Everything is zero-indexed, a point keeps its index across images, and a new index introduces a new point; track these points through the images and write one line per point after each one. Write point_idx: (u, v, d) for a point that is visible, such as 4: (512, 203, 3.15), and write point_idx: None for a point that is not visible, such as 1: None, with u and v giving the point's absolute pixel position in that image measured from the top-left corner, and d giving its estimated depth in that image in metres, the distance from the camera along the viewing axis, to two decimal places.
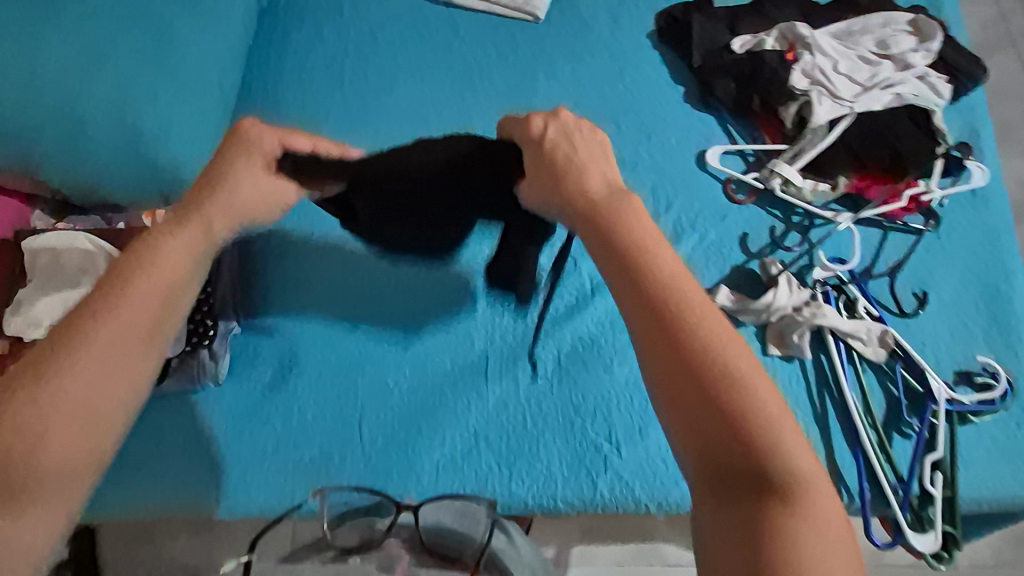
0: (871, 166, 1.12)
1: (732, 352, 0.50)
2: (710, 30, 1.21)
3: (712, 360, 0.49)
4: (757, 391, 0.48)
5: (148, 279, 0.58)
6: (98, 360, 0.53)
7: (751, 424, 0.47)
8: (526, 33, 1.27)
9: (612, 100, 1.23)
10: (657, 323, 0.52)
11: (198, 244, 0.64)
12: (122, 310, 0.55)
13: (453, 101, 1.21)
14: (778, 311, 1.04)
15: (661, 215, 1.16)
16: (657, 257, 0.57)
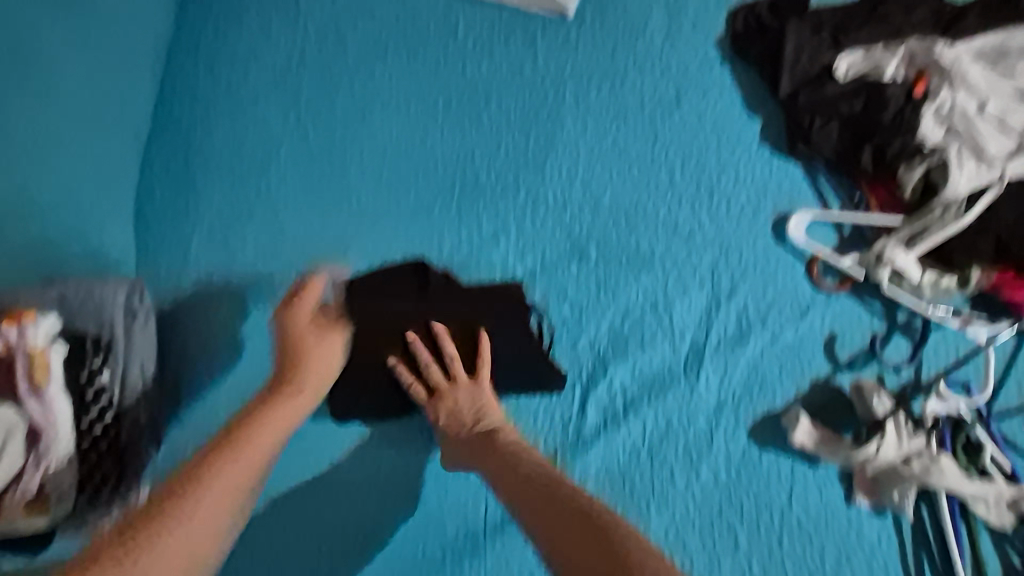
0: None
1: (581, 515, 0.60)
2: (807, 45, 0.88)
3: (578, 519, 0.60)
4: (618, 539, 0.56)
5: (258, 443, 0.69)
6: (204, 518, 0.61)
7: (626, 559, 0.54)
8: (550, 37, 0.93)
9: (664, 137, 0.91)
10: (526, 496, 0.64)
11: (296, 416, 0.74)
12: (239, 465, 0.66)
13: (449, 136, 0.90)
14: (878, 462, 0.79)
15: (721, 303, 0.87)
16: (505, 434, 0.73)
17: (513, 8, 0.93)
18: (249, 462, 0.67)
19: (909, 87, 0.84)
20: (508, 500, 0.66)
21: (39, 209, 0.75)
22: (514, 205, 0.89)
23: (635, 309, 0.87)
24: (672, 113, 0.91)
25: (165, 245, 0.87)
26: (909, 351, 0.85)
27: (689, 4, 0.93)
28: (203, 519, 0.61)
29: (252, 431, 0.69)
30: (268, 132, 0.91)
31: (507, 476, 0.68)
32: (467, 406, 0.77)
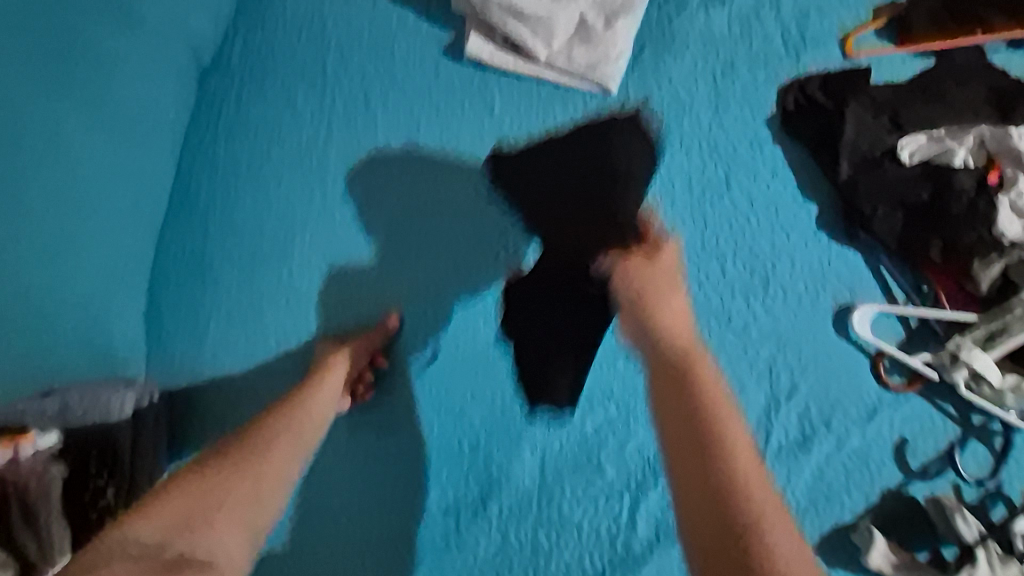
0: None
1: (736, 462, 0.55)
2: (867, 127, 0.83)
3: (722, 467, 0.54)
4: (749, 506, 0.52)
5: (258, 467, 0.67)
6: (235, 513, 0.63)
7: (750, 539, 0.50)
8: (590, 115, 0.88)
9: (714, 220, 0.85)
10: (680, 404, 0.59)
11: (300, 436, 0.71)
12: (272, 453, 0.68)
13: (484, 220, 0.85)
14: None
15: (779, 403, 0.80)
16: (704, 363, 0.63)
17: (552, 87, 0.89)
18: (271, 472, 0.67)
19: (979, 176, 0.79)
20: (656, 393, 0.61)
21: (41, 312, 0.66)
22: (557, 296, 0.82)
23: None
24: (721, 197, 0.85)
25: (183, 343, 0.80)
26: (985, 461, 0.78)
27: (736, 79, 0.88)
28: (230, 526, 0.62)
29: (266, 455, 0.68)
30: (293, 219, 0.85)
31: (665, 369, 0.62)
32: (663, 313, 0.66)
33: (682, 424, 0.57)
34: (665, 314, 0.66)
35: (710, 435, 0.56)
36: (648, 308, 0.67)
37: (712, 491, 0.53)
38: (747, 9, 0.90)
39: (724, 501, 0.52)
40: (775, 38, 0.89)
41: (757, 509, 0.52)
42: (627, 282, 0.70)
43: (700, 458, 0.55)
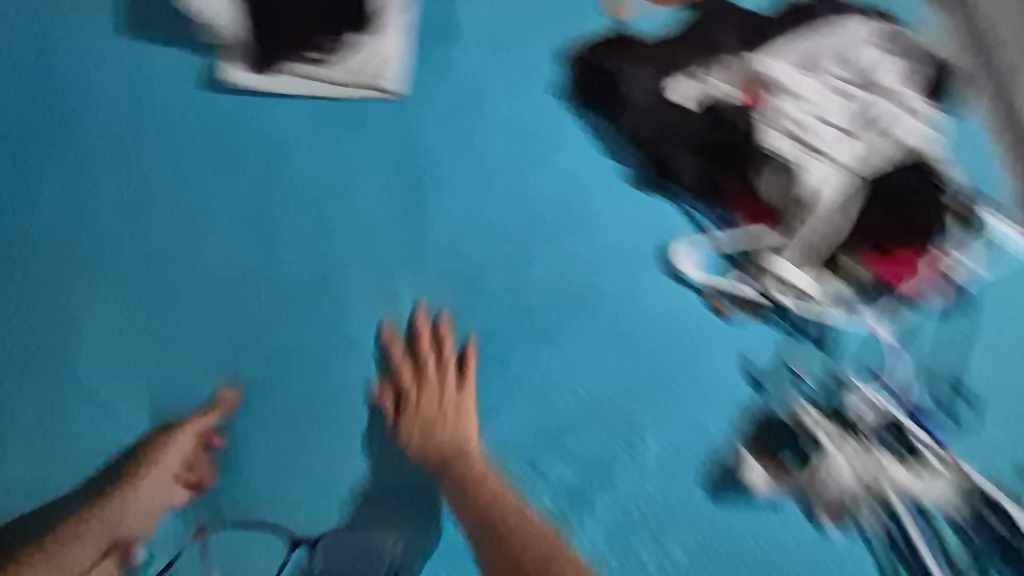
0: (892, 245, 0.85)
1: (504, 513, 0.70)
2: (642, 80, 0.88)
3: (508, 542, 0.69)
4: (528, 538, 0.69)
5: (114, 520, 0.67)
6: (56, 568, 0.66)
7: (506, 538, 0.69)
8: (379, 119, 0.82)
9: (532, 199, 0.84)
10: (458, 487, 0.71)
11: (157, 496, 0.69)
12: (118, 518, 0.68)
13: (293, 255, 0.78)
14: (827, 481, 0.74)
15: (632, 357, 0.81)
16: (454, 412, 0.74)
17: (331, 97, 0.82)
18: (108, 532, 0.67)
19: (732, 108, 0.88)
20: (453, 477, 0.72)
21: None
22: (387, 309, 0.77)
23: (550, 390, 0.77)
24: (531, 173, 0.84)
25: None
26: (817, 356, 0.82)
27: (518, 57, 0.88)
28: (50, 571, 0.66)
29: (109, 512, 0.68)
30: (68, 300, 0.74)
31: (442, 456, 0.72)
32: (445, 420, 0.74)
33: (479, 488, 0.71)
34: (429, 381, 0.75)
35: (478, 500, 0.71)
36: (462, 420, 0.74)
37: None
38: None
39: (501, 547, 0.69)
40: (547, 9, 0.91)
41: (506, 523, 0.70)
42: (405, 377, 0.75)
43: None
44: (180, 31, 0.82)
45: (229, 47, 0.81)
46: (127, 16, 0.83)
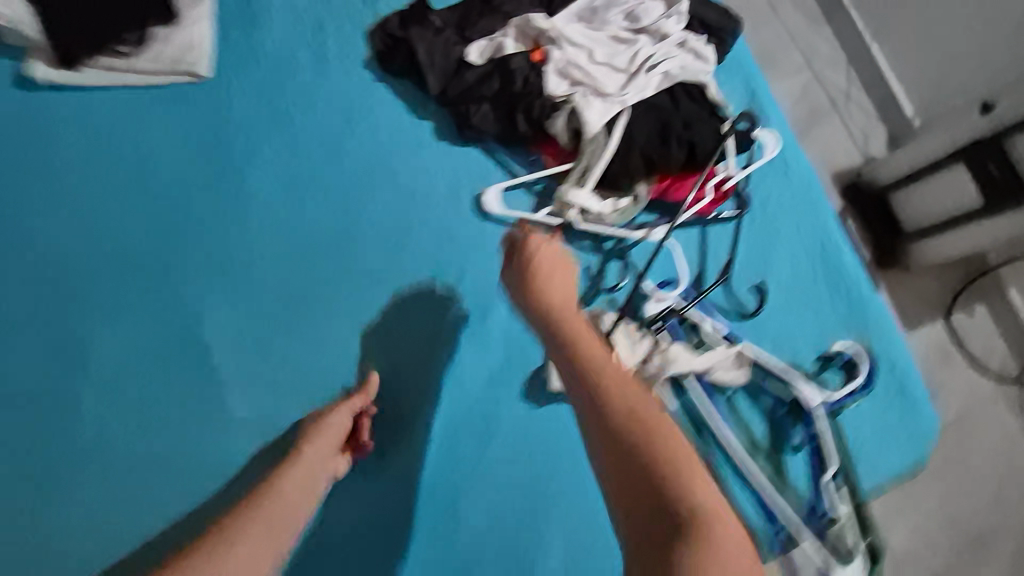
0: (670, 167, 0.95)
1: None
2: (444, 43, 0.94)
3: None
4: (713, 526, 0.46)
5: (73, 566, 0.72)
6: None
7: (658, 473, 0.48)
8: (195, 104, 0.89)
9: (351, 163, 0.92)
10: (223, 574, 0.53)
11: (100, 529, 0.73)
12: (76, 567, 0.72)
13: (122, 236, 0.84)
14: None
15: (454, 292, 0.90)
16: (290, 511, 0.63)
17: (144, 87, 0.88)
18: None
19: (529, 58, 0.95)
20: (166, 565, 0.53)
21: None
22: (220, 276, 0.85)
23: (376, 327, 0.86)
24: (348, 141, 0.93)
25: None
26: (622, 272, 0.94)
27: (327, 36, 0.96)
28: None
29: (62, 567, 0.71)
30: None
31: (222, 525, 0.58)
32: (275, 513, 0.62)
33: (639, 492, 0.48)
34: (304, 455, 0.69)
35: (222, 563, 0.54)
36: (280, 537, 0.60)
37: (626, 455, 0.49)
38: None
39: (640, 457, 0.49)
40: None
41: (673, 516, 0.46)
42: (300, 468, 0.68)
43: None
44: None
45: (37, 50, 0.86)
46: None
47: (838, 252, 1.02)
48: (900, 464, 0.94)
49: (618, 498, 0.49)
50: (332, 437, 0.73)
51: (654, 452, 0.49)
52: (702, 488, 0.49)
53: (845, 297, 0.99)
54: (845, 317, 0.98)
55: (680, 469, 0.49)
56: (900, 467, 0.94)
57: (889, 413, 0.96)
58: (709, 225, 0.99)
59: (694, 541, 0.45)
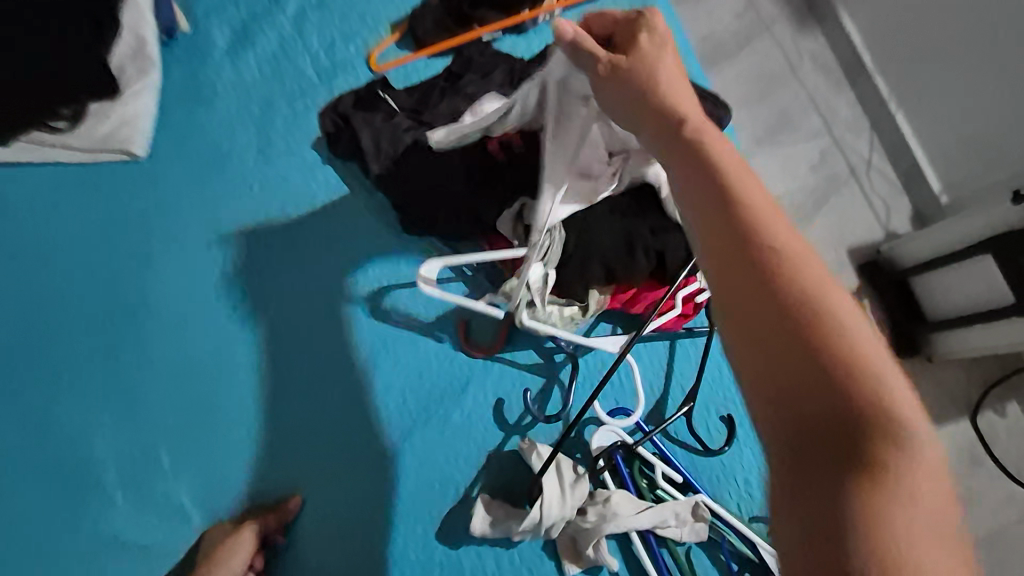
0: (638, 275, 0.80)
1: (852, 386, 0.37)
2: (391, 129, 0.87)
3: (838, 421, 0.36)
4: (856, 381, 0.37)
5: None
6: None
7: (843, 366, 0.37)
8: (126, 185, 0.85)
9: (280, 253, 0.85)
10: None
11: None
12: None
13: (26, 317, 0.79)
14: (554, 526, 0.73)
15: (376, 405, 0.80)
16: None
17: (76, 164, 0.85)
18: None
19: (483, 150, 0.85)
20: None
21: None
22: (120, 372, 0.78)
23: (281, 445, 0.77)
24: (281, 229, 0.86)
25: None
26: (569, 394, 0.83)
27: (276, 116, 0.91)
28: None
29: None
30: None
31: None
32: None
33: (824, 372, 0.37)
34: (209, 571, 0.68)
35: None
36: (797, 285, 0.40)
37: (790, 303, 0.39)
38: (271, 48, 0.94)
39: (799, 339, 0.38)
40: (305, 68, 0.94)
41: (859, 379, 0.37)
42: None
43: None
44: None
45: None
46: None
47: None
48: None
49: (771, 367, 0.38)
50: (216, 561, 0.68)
51: (842, 338, 0.38)
52: (885, 380, 0.38)
53: None
54: None
55: (845, 349, 0.38)
56: None
57: None
58: (676, 339, 0.90)
59: (883, 437, 0.35)
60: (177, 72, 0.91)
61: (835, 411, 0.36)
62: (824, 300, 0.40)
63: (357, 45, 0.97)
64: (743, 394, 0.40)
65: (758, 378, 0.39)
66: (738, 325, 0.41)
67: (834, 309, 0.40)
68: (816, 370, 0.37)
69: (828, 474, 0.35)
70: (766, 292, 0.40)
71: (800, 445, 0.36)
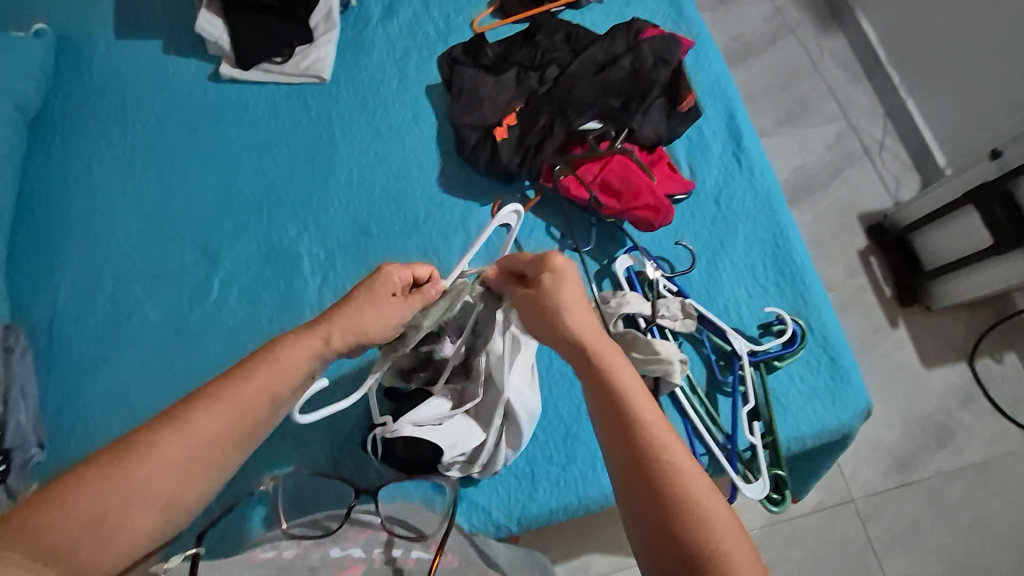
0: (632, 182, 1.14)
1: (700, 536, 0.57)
2: (474, 75, 1.26)
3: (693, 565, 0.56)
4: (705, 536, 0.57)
5: (127, 484, 0.62)
6: (128, 488, 0.62)
7: (687, 524, 0.58)
8: (317, 97, 1.30)
9: (411, 142, 1.27)
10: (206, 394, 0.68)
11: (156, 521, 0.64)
12: (141, 476, 0.63)
13: (254, 172, 1.22)
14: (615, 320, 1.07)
15: (472, 241, 1.18)
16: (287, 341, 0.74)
17: (286, 85, 1.30)
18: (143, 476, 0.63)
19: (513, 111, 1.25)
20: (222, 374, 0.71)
21: None
22: (310, 207, 1.19)
23: (410, 257, 1.16)
24: (412, 128, 1.28)
25: (45, 288, 1.11)
26: (590, 233, 1.19)
27: (411, 59, 1.35)
28: (151, 489, 0.63)
29: (109, 486, 0.61)
30: (106, 192, 1.18)
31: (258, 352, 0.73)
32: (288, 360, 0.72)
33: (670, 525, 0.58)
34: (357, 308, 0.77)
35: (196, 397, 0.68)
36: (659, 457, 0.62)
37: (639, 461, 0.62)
38: (409, 16, 1.39)
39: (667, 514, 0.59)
40: (430, 30, 1.38)
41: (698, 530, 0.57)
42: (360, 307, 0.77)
43: (175, 484, 0.64)
44: (198, 46, 1.32)
45: (223, 55, 1.30)
46: (167, 33, 1.32)
47: (789, 245, 1.20)
48: (834, 423, 1.05)
49: (642, 513, 0.60)
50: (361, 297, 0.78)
51: (686, 503, 0.59)
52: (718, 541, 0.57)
53: (790, 280, 1.17)
54: (786, 295, 1.16)
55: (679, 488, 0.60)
56: (834, 425, 1.05)
57: (824, 377, 1.09)
58: None
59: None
60: (349, 30, 1.36)
61: (662, 528, 0.58)
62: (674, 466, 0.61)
63: (465, 15, 1.40)
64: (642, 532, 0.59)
65: (631, 507, 0.61)
66: (623, 465, 0.63)
67: (667, 447, 0.62)
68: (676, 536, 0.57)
69: (664, 555, 0.57)
70: (642, 456, 0.62)
71: (660, 555, 0.58)
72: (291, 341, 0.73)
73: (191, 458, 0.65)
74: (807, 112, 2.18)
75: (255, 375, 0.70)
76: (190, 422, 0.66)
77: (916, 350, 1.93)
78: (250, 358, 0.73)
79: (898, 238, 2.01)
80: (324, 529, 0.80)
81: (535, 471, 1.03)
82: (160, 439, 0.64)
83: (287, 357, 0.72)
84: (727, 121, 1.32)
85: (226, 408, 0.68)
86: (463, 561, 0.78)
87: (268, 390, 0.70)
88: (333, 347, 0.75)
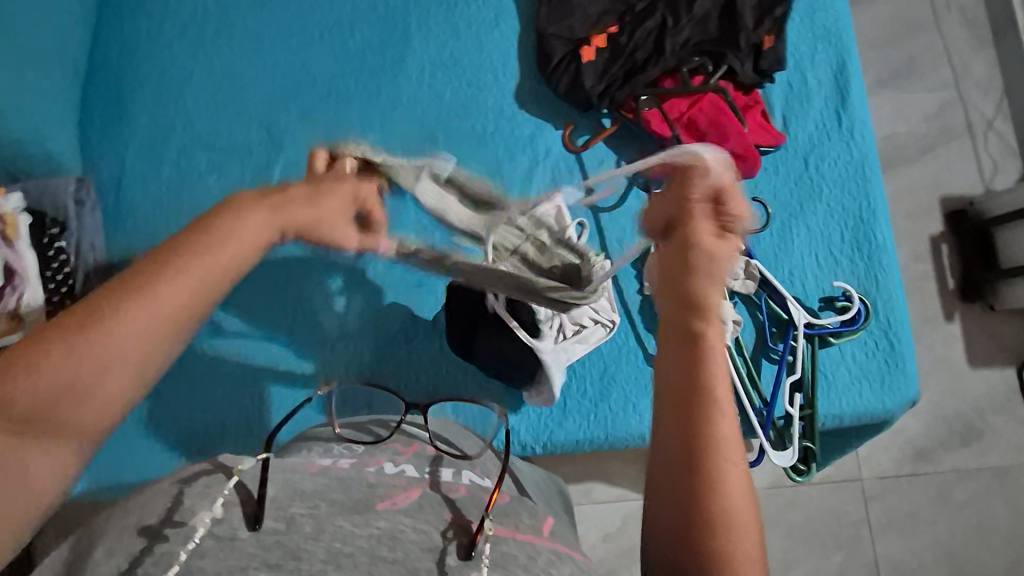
0: (723, 124, 1.07)
1: (724, 497, 0.50)
2: None
3: (704, 518, 0.50)
4: (726, 500, 0.50)
5: (87, 356, 0.52)
6: (84, 365, 0.52)
7: (707, 477, 0.50)
8: None
9: (490, 48, 1.18)
10: (152, 273, 0.56)
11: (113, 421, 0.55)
12: (99, 354, 0.52)
13: (325, 57, 1.17)
14: None
15: (538, 165, 1.13)
16: (236, 217, 0.62)
17: None
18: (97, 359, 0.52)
19: (604, 30, 1.14)
20: (167, 247, 0.58)
21: (47, 127, 1.04)
22: (378, 105, 1.15)
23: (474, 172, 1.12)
24: (493, 31, 1.19)
25: (116, 152, 1.11)
26: None
27: None
28: (97, 369, 0.52)
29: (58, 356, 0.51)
30: (178, 59, 1.15)
31: (199, 227, 0.60)
32: (240, 242, 0.61)
33: (695, 471, 0.51)
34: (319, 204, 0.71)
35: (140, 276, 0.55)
36: (710, 402, 0.52)
37: (692, 394, 0.53)
38: None
39: (697, 455, 0.51)
40: None
41: (715, 497, 0.50)
42: (321, 204, 0.71)
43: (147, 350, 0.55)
44: None
45: None
46: None
47: (872, 219, 1.12)
48: (879, 407, 1.04)
49: (677, 433, 0.52)
50: (318, 189, 0.72)
51: (712, 456, 0.51)
52: (731, 516, 0.50)
53: (865, 257, 1.10)
54: (858, 271, 1.10)
55: (716, 439, 0.51)
56: (878, 409, 1.03)
57: (877, 360, 1.06)
58: None
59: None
60: None
61: (681, 463, 0.51)
62: (721, 422, 0.52)
63: None
64: (670, 463, 0.52)
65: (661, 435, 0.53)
66: (675, 391, 0.53)
67: (718, 447, 0.51)
68: (692, 477, 0.51)
69: (663, 486, 0.52)
70: (687, 391, 0.53)
71: (674, 485, 0.51)
72: (248, 216, 0.63)
73: (147, 343, 0.54)
74: (914, 73, 1.96)
75: (216, 252, 0.59)
76: (148, 299, 0.55)
77: (966, 347, 1.85)
78: (194, 234, 0.60)
79: (978, 228, 1.87)
80: (376, 434, 0.84)
81: (568, 402, 1.05)
82: (127, 307, 0.54)
83: (242, 229, 0.61)
84: (835, 71, 1.19)
85: (203, 270, 0.57)
86: (512, 501, 0.73)
87: (230, 270, 0.60)
88: (286, 233, 0.67)
